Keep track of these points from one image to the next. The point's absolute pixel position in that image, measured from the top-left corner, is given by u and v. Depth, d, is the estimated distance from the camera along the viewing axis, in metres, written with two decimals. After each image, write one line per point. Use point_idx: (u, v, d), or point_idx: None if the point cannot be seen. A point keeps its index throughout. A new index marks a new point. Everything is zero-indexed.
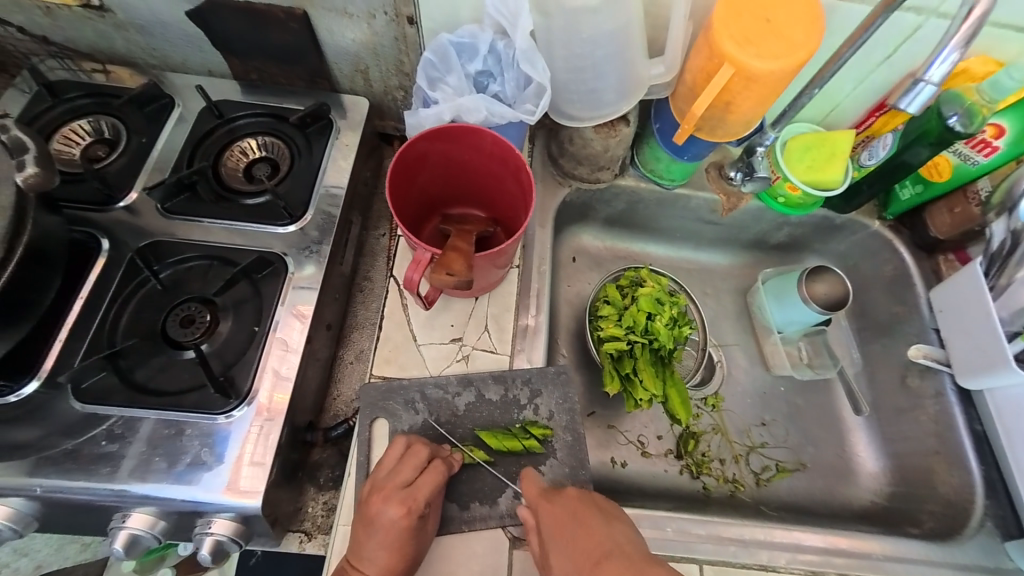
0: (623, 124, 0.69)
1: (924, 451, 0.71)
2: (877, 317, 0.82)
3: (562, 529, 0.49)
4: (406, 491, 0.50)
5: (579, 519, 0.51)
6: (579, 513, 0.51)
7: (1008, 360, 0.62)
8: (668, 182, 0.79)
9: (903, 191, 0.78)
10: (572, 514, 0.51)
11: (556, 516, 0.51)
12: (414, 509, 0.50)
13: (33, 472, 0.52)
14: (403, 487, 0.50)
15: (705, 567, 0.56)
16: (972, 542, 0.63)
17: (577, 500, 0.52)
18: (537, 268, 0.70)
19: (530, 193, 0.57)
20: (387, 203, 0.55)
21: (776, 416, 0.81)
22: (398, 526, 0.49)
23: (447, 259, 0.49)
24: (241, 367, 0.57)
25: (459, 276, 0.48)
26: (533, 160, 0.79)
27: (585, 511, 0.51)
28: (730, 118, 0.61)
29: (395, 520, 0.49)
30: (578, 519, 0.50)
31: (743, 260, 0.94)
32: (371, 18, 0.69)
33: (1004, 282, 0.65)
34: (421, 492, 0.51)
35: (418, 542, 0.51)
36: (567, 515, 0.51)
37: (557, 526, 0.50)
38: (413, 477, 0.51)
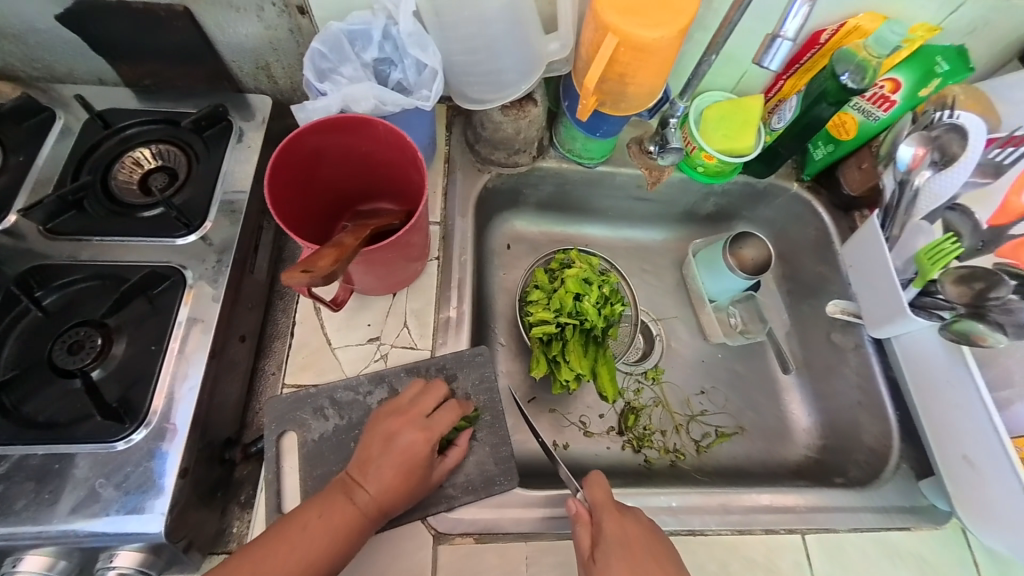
0: (532, 103, 0.69)
1: (850, 402, 0.73)
2: (803, 277, 0.85)
3: (629, 542, 0.49)
4: (424, 421, 0.51)
5: (646, 553, 0.49)
6: (650, 545, 0.50)
7: (906, 309, 0.56)
8: (589, 161, 0.79)
9: (817, 151, 0.80)
10: (641, 535, 0.50)
11: (625, 530, 0.50)
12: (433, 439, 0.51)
13: None
14: (423, 417, 0.51)
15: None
16: (891, 485, 0.63)
17: (649, 526, 0.52)
18: (458, 259, 0.69)
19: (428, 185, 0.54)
20: (265, 200, 0.50)
21: (715, 384, 0.83)
22: (414, 450, 0.49)
23: (312, 258, 0.45)
24: (138, 389, 0.54)
25: (317, 274, 0.43)
26: (453, 149, 0.78)
27: (658, 546, 0.50)
28: (630, 90, 0.60)
29: (411, 444, 0.49)
30: (648, 541, 0.50)
31: (677, 233, 0.96)
32: (260, 10, 0.66)
33: (898, 232, 0.60)
34: (439, 425, 0.51)
35: (425, 476, 0.50)
36: (638, 537, 0.50)
37: (623, 536, 0.50)
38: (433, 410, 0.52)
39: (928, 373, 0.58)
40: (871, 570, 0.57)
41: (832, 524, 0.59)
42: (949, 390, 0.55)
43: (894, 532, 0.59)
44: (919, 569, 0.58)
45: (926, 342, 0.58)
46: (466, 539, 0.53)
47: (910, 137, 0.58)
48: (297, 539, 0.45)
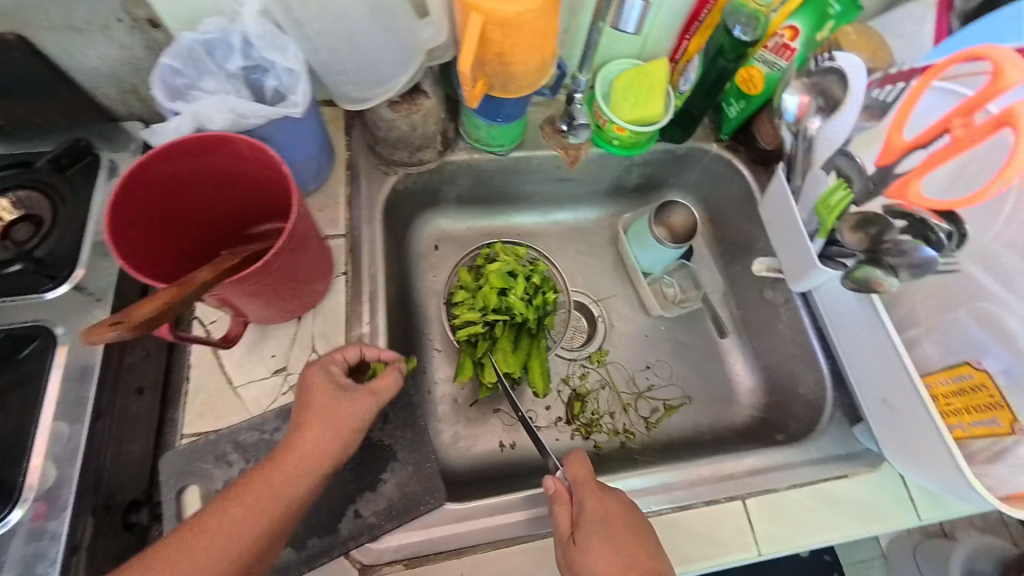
0: (423, 95, 0.64)
1: (787, 357, 0.73)
2: (733, 238, 0.84)
3: (611, 520, 0.50)
4: (325, 368, 0.51)
5: (624, 531, 0.50)
6: (628, 522, 0.51)
7: (813, 259, 0.55)
8: (498, 148, 0.75)
9: (731, 108, 0.78)
10: (623, 513, 0.51)
11: (606, 508, 0.51)
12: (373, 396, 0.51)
13: None
14: (325, 365, 0.51)
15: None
16: (826, 436, 0.64)
17: (630, 505, 0.53)
18: (367, 272, 0.64)
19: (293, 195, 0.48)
20: (106, 242, 0.44)
21: (660, 356, 0.82)
22: (323, 387, 0.50)
23: (130, 308, 0.38)
24: (12, 465, 0.50)
25: (129, 327, 0.37)
26: (354, 153, 0.73)
27: (636, 522, 0.51)
28: (512, 70, 0.57)
29: (319, 386, 0.49)
30: (630, 519, 0.51)
31: (609, 210, 0.93)
32: (103, 28, 0.59)
33: (800, 183, 0.56)
34: (341, 357, 0.52)
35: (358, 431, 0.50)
36: (619, 515, 0.51)
37: (604, 513, 0.51)
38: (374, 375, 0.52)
39: (844, 321, 0.58)
40: (810, 523, 0.58)
41: (770, 486, 0.59)
42: (863, 336, 0.55)
43: (832, 482, 0.60)
44: (856, 515, 0.59)
45: (839, 292, 0.57)
46: (395, 567, 0.51)
47: (791, 85, 0.53)
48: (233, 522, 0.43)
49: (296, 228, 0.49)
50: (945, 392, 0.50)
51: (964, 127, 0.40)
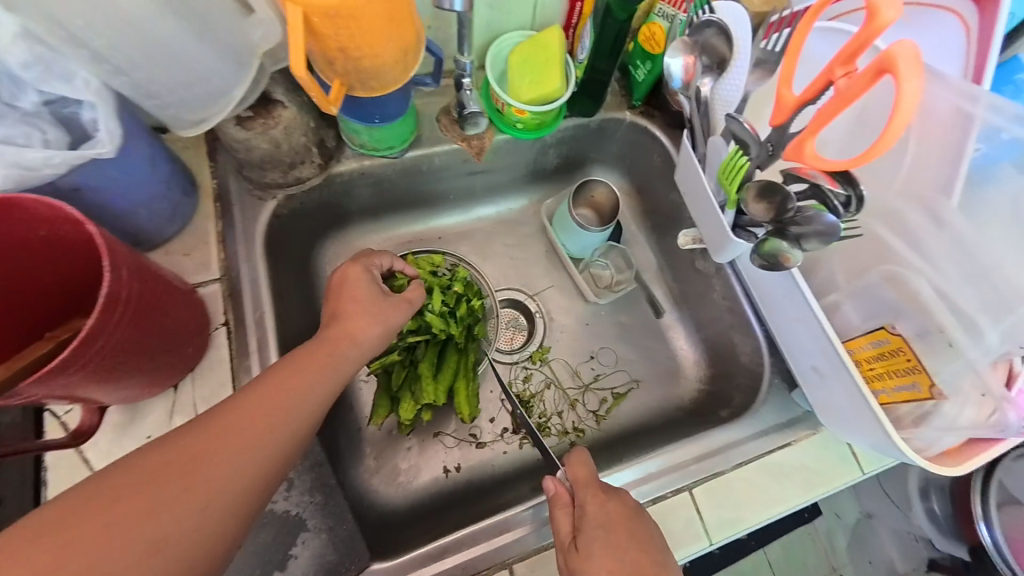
0: (279, 106, 0.56)
1: (724, 326, 0.71)
2: (661, 209, 0.80)
3: (612, 523, 0.48)
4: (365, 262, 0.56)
5: (632, 537, 0.47)
6: (635, 527, 0.48)
7: (728, 232, 0.51)
8: (389, 150, 0.67)
9: (638, 72, 0.71)
10: (626, 516, 0.48)
11: (607, 511, 0.49)
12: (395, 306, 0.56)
13: None
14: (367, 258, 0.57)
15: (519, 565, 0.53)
16: (767, 406, 0.62)
17: (634, 509, 0.50)
18: (253, 320, 0.57)
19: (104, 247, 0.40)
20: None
21: (604, 343, 0.79)
22: (358, 281, 0.54)
23: None
24: None
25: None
26: (221, 180, 0.63)
27: (643, 527, 0.48)
28: (365, 64, 0.48)
29: (359, 282, 0.54)
30: (634, 523, 0.48)
31: (534, 196, 0.87)
32: None
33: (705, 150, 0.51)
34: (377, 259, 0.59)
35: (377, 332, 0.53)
36: (621, 518, 0.48)
37: (605, 516, 0.48)
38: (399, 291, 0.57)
39: (768, 289, 0.54)
40: (760, 499, 0.56)
41: (719, 470, 0.57)
42: (786, 304, 0.52)
43: (778, 453, 0.59)
44: (805, 482, 0.58)
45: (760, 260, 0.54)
46: None
47: (675, 44, 0.47)
48: (252, 410, 0.42)
49: (115, 293, 0.41)
50: (868, 356, 0.48)
51: (847, 77, 0.35)
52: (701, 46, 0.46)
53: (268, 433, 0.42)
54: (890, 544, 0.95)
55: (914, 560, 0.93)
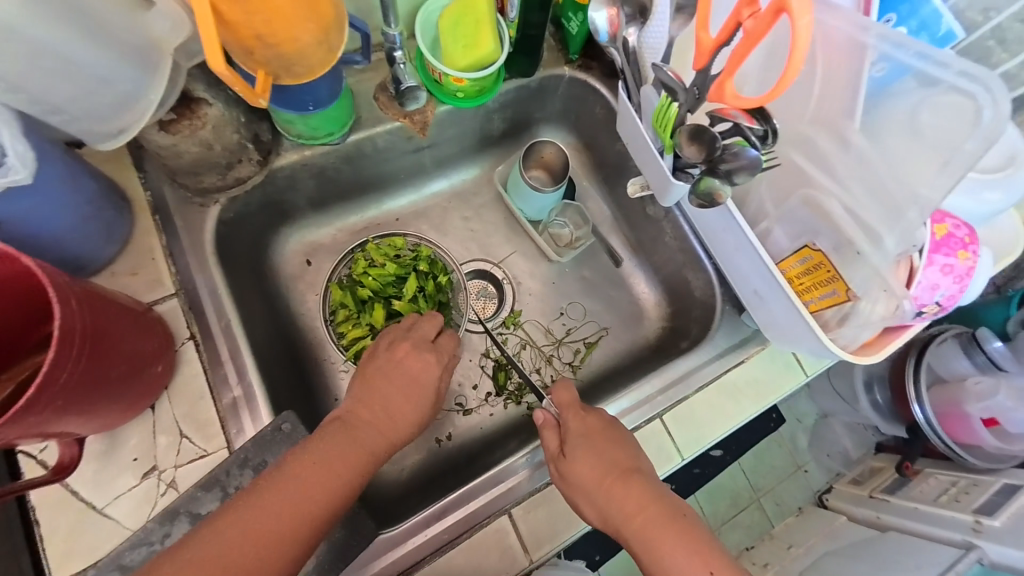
0: (205, 104, 0.53)
1: (678, 266, 0.76)
2: (610, 160, 0.82)
3: (592, 433, 0.56)
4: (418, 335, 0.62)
5: (610, 441, 0.55)
6: (611, 432, 0.56)
7: (669, 177, 0.53)
8: (329, 138, 0.65)
9: (571, 24, 0.72)
10: (603, 427, 0.56)
11: (587, 425, 0.57)
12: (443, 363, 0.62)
13: None
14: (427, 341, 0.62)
15: (515, 510, 0.56)
16: (721, 330, 0.68)
17: (610, 421, 0.58)
18: (219, 328, 0.56)
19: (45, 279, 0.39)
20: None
21: (571, 298, 0.82)
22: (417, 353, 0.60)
23: None
24: None
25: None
26: (156, 191, 0.59)
27: (616, 430, 0.57)
28: (284, 50, 0.46)
29: (414, 350, 0.60)
30: (611, 431, 0.56)
31: (484, 163, 0.87)
32: None
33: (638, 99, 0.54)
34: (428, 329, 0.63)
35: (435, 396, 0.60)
36: (600, 429, 0.56)
37: (587, 430, 0.56)
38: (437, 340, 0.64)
39: (709, 225, 0.58)
40: (718, 415, 0.63)
41: (683, 393, 0.63)
42: (727, 235, 0.56)
43: (733, 372, 0.65)
44: (757, 392, 0.64)
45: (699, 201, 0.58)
46: None
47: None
48: (303, 477, 0.47)
49: (70, 325, 0.40)
50: (797, 273, 0.53)
51: (754, 16, 0.38)
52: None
53: (313, 500, 0.47)
54: (844, 434, 0.94)
55: (864, 447, 0.93)
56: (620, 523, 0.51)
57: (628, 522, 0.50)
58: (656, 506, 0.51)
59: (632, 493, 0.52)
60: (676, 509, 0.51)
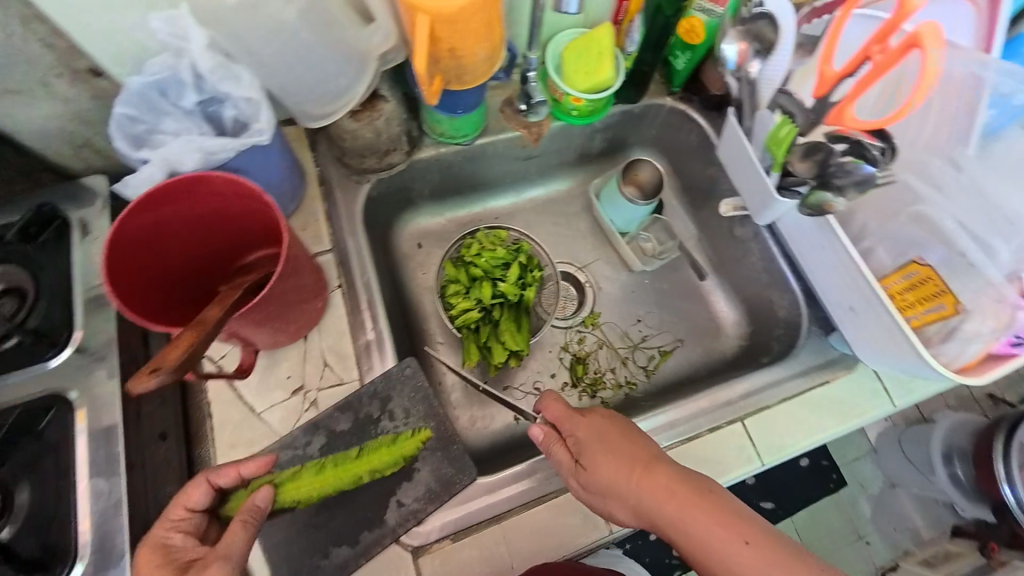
0: (381, 100, 0.65)
1: (762, 286, 0.79)
2: (699, 183, 0.88)
3: (600, 436, 0.55)
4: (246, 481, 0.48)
5: (619, 434, 0.55)
6: (617, 428, 0.56)
7: (773, 193, 0.59)
8: (463, 138, 0.77)
9: (678, 61, 0.80)
10: (608, 425, 0.56)
11: (593, 428, 0.56)
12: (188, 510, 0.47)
13: None
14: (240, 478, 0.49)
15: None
16: (806, 348, 0.70)
17: (611, 418, 0.57)
18: (360, 281, 0.66)
19: (279, 216, 0.50)
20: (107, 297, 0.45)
21: (648, 308, 0.86)
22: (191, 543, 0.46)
23: (159, 355, 0.39)
24: (59, 530, 0.50)
25: (164, 371, 0.37)
26: (323, 167, 0.73)
27: (624, 425, 0.56)
28: (464, 62, 0.58)
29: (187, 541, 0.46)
30: (616, 428, 0.56)
31: (579, 177, 0.95)
32: (46, 85, 0.57)
33: (750, 124, 0.60)
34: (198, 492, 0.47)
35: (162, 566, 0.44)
36: (604, 429, 0.56)
37: (594, 434, 0.55)
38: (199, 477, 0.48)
39: (802, 244, 0.64)
40: (800, 428, 0.64)
41: (765, 401, 0.65)
42: (825, 252, 0.60)
43: (817, 389, 0.66)
44: (841, 412, 0.65)
45: (798, 220, 0.62)
46: (441, 543, 0.55)
47: (731, 34, 0.55)
48: None
49: (287, 251, 0.50)
50: (900, 289, 0.56)
51: (883, 52, 0.44)
52: (751, 37, 0.55)
53: None
54: (913, 507, 0.90)
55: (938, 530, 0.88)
56: (655, 517, 0.50)
57: (662, 513, 0.50)
58: (686, 488, 0.49)
59: (657, 483, 0.50)
60: (703, 485, 0.50)
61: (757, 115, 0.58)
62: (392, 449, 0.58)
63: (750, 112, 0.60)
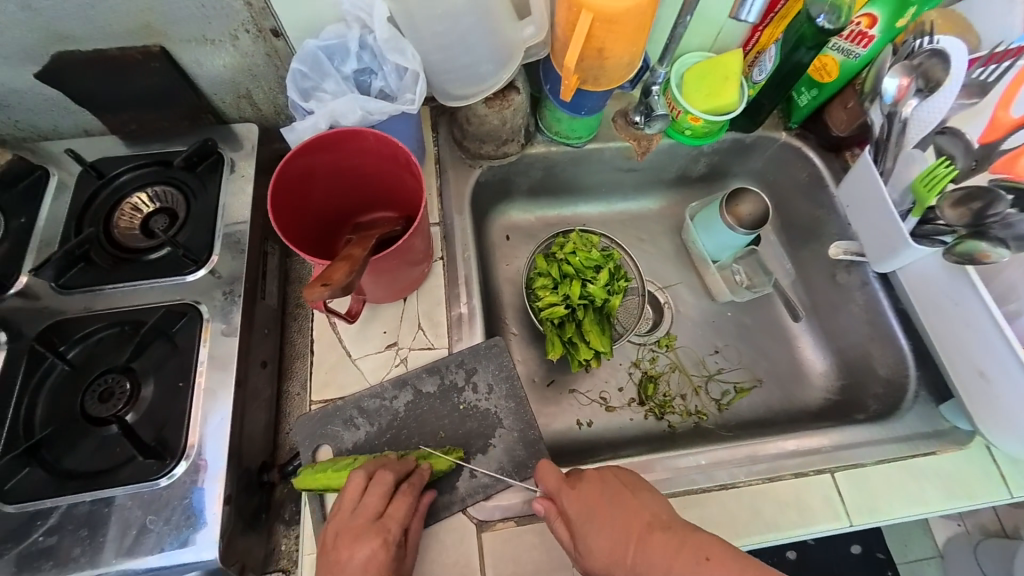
0: (514, 92, 0.69)
1: (862, 339, 0.75)
2: (802, 223, 0.84)
3: (592, 508, 0.51)
4: (377, 522, 0.50)
5: (612, 499, 0.51)
6: (608, 493, 0.52)
7: (908, 238, 0.58)
8: (575, 140, 0.79)
9: (801, 98, 0.78)
10: (600, 493, 0.52)
11: (584, 498, 0.52)
12: (390, 538, 0.50)
13: None
14: (374, 519, 0.50)
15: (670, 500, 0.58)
16: (911, 414, 0.66)
17: (602, 479, 0.53)
18: (461, 256, 0.69)
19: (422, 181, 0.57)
20: (270, 222, 0.52)
21: (727, 340, 0.83)
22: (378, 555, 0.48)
23: (327, 271, 0.44)
24: (173, 427, 0.55)
25: (335, 286, 0.43)
26: (441, 148, 0.78)
27: (614, 488, 0.52)
28: (607, 64, 0.62)
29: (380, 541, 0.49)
30: (607, 495, 0.51)
31: (673, 198, 0.95)
32: (234, 39, 0.66)
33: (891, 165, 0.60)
34: (391, 513, 0.50)
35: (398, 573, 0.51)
36: (597, 496, 0.51)
37: (586, 507, 0.51)
38: (382, 507, 0.50)
39: (933, 296, 0.61)
40: (897, 494, 0.59)
41: (860, 459, 0.61)
42: (957, 310, 0.58)
43: (921, 458, 0.61)
44: (946, 487, 0.60)
45: (930, 272, 0.60)
46: (506, 523, 0.57)
47: (893, 68, 0.56)
48: None
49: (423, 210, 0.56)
50: None
51: None
52: (917, 74, 0.55)
53: None
54: None
55: None
56: None
57: None
58: (686, 558, 0.45)
59: (654, 555, 0.47)
60: (699, 551, 0.45)
61: (901, 155, 0.58)
62: (470, 420, 0.60)
63: (892, 153, 0.60)
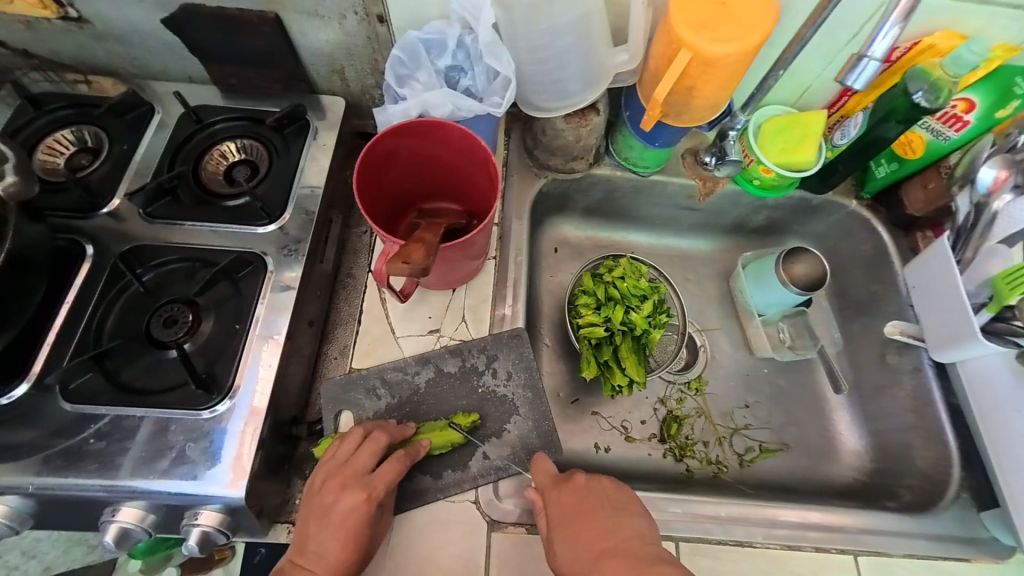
0: (594, 113, 0.70)
1: (905, 427, 0.72)
2: (858, 295, 0.82)
3: (569, 515, 0.53)
4: (365, 479, 0.52)
5: (593, 511, 0.54)
6: (586, 505, 0.54)
7: (977, 333, 0.62)
8: (643, 169, 0.80)
9: (878, 169, 0.76)
10: (581, 502, 0.54)
11: (566, 503, 0.54)
12: (373, 496, 0.52)
13: (43, 472, 0.53)
14: (363, 475, 0.52)
15: (682, 545, 0.58)
16: (948, 514, 0.64)
17: (587, 488, 0.56)
18: (514, 260, 0.70)
19: (498, 183, 0.59)
20: (355, 196, 0.56)
21: (759, 398, 0.81)
22: (356, 511, 0.51)
23: (407, 250, 0.48)
24: (223, 364, 0.58)
25: (415, 265, 0.47)
26: (510, 153, 0.80)
27: (592, 502, 0.54)
28: (694, 102, 0.63)
29: (354, 504, 0.51)
30: (586, 506, 0.54)
31: (726, 245, 0.94)
32: (342, 18, 0.69)
33: (970, 255, 0.67)
34: (381, 479, 0.52)
35: (373, 532, 0.52)
36: (576, 505, 0.54)
37: (564, 511, 0.53)
38: (372, 465, 0.53)
39: (995, 400, 0.64)
40: None
41: (881, 546, 0.61)
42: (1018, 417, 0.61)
43: (951, 561, 0.61)
44: None
45: (993, 370, 0.64)
46: (517, 529, 0.57)
47: (992, 160, 0.65)
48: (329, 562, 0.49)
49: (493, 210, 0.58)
50: None
51: None
52: (1016, 169, 0.64)
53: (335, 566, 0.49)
54: None
55: None
56: None
57: None
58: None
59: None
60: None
61: (982, 247, 0.65)
62: (488, 403, 0.62)
63: (973, 243, 0.67)
